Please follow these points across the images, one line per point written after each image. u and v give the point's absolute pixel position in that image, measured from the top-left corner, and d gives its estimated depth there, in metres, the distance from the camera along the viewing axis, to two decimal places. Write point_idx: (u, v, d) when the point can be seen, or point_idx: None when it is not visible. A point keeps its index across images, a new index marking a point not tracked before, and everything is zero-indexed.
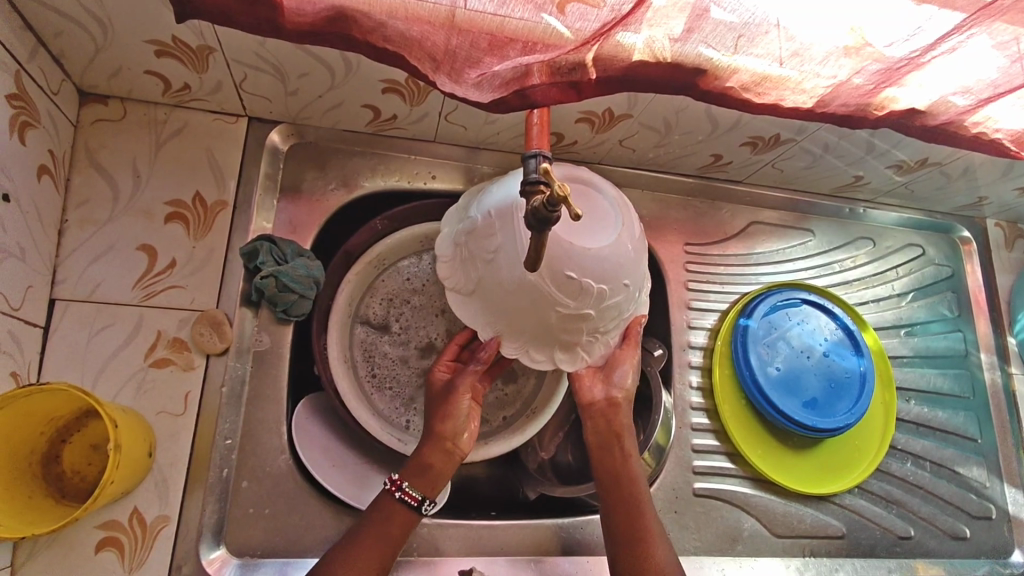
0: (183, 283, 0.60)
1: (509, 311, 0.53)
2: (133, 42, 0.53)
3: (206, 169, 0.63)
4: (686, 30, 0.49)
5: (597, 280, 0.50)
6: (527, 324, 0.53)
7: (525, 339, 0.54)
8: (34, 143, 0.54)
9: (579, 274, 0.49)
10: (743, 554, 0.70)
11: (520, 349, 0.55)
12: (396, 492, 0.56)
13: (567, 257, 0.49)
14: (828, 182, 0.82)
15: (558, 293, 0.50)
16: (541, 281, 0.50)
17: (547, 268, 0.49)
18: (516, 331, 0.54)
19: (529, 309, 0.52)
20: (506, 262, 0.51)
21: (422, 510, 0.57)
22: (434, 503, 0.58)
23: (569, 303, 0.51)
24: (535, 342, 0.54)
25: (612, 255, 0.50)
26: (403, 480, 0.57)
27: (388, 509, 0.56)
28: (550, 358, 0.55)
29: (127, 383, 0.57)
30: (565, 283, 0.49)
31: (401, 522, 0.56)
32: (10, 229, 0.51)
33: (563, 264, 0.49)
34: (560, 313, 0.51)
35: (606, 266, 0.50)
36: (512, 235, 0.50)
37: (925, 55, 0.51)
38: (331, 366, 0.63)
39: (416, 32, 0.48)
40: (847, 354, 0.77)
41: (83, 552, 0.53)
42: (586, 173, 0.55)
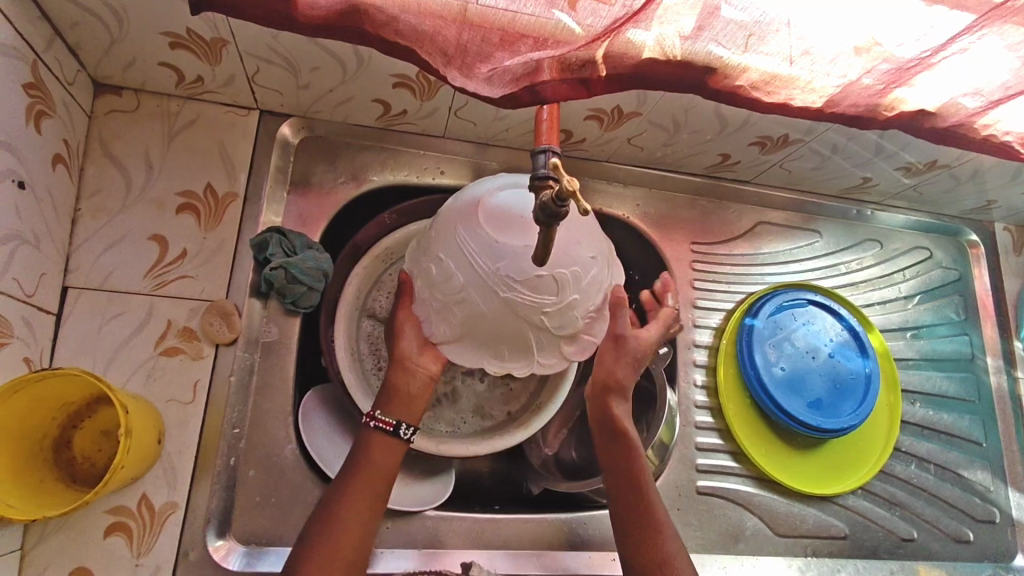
0: (194, 274, 0.61)
1: (501, 337, 0.53)
2: (148, 34, 0.54)
3: (217, 161, 0.64)
4: (696, 28, 0.49)
5: (569, 266, 0.51)
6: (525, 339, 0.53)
7: (528, 352, 0.55)
8: (50, 132, 0.54)
9: (549, 270, 0.50)
10: (745, 552, 0.70)
11: (527, 363, 0.56)
12: (371, 420, 0.56)
13: (523, 262, 0.50)
14: (836, 183, 0.82)
15: (536, 297, 0.51)
16: (517, 295, 0.50)
17: (518, 282, 0.50)
18: (516, 347, 0.54)
19: (520, 324, 0.52)
20: (480, 298, 0.51)
21: (402, 434, 0.56)
22: (413, 428, 0.57)
23: (549, 300, 0.51)
24: (539, 349, 0.55)
25: (563, 239, 0.51)
26: (375, 408, 0.57)
27: (372, 448, 0.55)
28: (558, 356, 0.56)
29: (138, 371, 0.57)
30: (538, 284, 0.50)
31: (385, 449, 0.55)
32: (25, 216, 0.51)
33: (525, 269, 0.50)
34: (550, 313, 0.52)
35: (563, 252, 0.51)
36: (471, 272, 0.51)
37: (935, 55, 0.51)
38: (337, 357, 0.64)
39: (428, 26, 0.48)
40: (852, 355, 0.77)
41: (92, 536, 0.53)
42: (506, 177, 0.56)
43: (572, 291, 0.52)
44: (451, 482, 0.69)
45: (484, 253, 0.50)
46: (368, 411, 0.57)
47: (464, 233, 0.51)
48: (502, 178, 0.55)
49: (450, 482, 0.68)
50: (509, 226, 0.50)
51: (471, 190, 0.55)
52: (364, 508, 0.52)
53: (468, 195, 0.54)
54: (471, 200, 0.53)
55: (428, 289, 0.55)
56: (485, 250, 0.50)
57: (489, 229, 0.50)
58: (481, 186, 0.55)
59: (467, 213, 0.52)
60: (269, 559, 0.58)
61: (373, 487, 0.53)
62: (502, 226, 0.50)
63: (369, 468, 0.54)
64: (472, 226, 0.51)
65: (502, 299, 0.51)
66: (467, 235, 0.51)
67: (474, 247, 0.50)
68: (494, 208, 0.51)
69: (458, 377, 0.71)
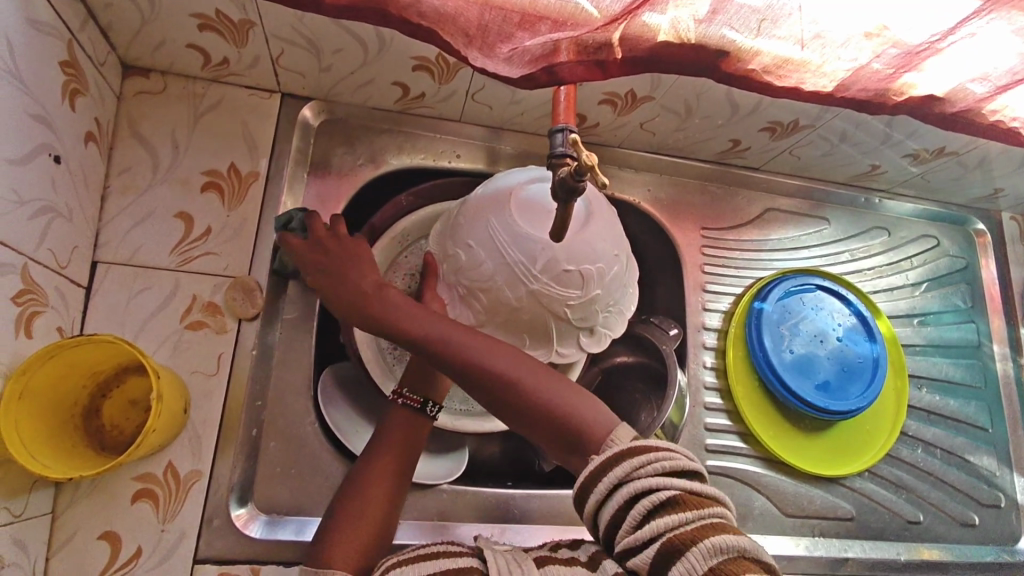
0: (218, 250, 0.63)
1: (524, 325, 0.54)
2: (177, 16, 0.56)
3: (241, 142, 0.66)
4: (711, 11, 0.50)
5: (595, 263, 0.53)
6: (547, 328, 0.55)
7: (549, 341, 0.56)
8: (83, 110, 0.56)
9: (577, 265, 0.52)
10: (753, 531, 0.71)
11: (547, 350, 0.56)
12: (398, 398, 0.59)
13: (553, 255, 0.51)
14: (845, 170, 0.83)
15: (562, 289, 0.52)
16: (544, 287, 0.52)
17: (548, 275, 0.52)
18: (537, 334, 0.55)
19: (543, 314, 0.54)
20: (507, 286, 0.52)
21: (428, 412, 0.59)
22: (438, 406, 0.60)
23: (573, 293, 0.53)
24: (558, 338, 0.56)
25: (593, 236, 0.53)
26: (402, 387, 0.60)
27: (397, 423, 0.57)
28: (576, 346, 0.57)
29: (164, 343, 0.59)
30: (565, 278, 0.52)
31: (410, 425, 0.57)
32: (60, 189, 0.53)
33: (554, 261, 0.51)
34: (574, 306, 0.54)
35: (592, 248, 0.53)
36: (501, 261, 0.52)
37: (945, 39, 0.52)
38: (354, 333, 0.65)
39: (450, 7, 0.49)
40: (860, 340, 0.79)
41: (119, 501, 0.55)
42: (535, 168, 0.57)
43: (598, 287, 0.53)
44: (465, 459, 0.70)
45: (515, 244, 0.52)
46: (394, 390, 0.60)
47: (495, 222, 0.53)
48: (531, 169, 0.57)
49: (464, 459, 0.70)
50: (540, 220, 0.52)
51: (500, 180, 0.56)
52: (390, 477, 0.53)
53: (498, 184, 0.55)
54: (501, 190, 0.54)
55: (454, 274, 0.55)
56: (517, 241, 0.52)
57: (520, 222, 0.52)
58: (511, 176, 0.56)
59: (498, 202, 0.53)
60: (289, 526, 0.60)
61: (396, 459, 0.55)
62: (533, 220, 0.52)
63: (389, 442, 0.56)
64: (504, 216, 0.52)
65: (529, 290, 0.52)
66: (498, 225, 0.52)
67: (505, 238, 0.52)
68: (526, 200, 0.53)
69: None
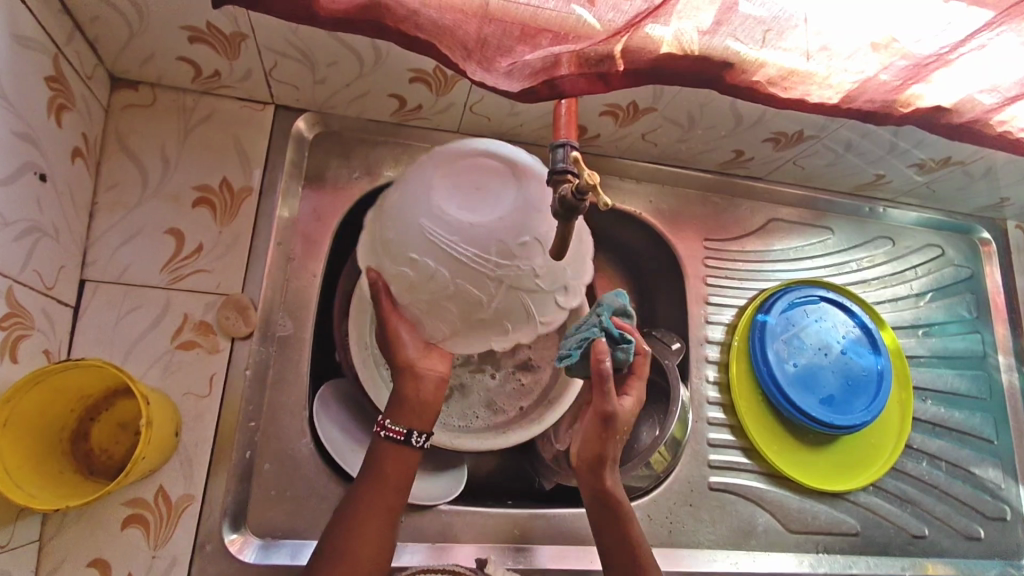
0: (210, 267, 0.61)
1: (503, 314, 0.51)
2: (167, 29, 0.54)
3: (233, 156, 0.64)
4: (715, 23, 0.49)
5: (546, 221, 0.49)
6: (524, 307, 0.51)
7: (529, 318, 0.52)
8: (69, 126, 0.55)
9: (530, 233, 0.48)
10: (756, 548, 0.70)
11: (528, 326, 0.53)
12: (382, 430, 0.53)
13: (501, 232, 0.47)
14: (849, 180, 0.82)
15: (525, 263, 0.49)
16: (506, 268, 0.48)
17: (505, 256, 0.48)
18: (517, 315, 0.51)
19: (517, 295, 0.50)
20: (473, 284, 0.48)
21: (413, 442, 0.54)
22: (424, 433, 0.54)
23: (536, 261, 0.49)
24: (538, 311, 0.52)
25: (533, 194, 0.49)
26: (385, 417, 0.54)
27: (382, 459, 0.53)
28: (556, 310, 0.54)
29: (155, 364, 0.58)
30: (523, 249, 0.48)
31: (397, 460, 0.53)
32: (46, 208, 0.52)
33: (505, 238, 0.47)
34: (542, 272, 0.50)
35: (538, 207, 0.49)
36: (456, 262, 0.47)
37: (954, 51, 0.51)
38: (351, 350, 0.64)
39: (448, 20, 0.48)
40: (864, 352, 0.77)
41: (109, 528, 0.54)
42: (443, 149, 0.51)
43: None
44: (463, 478, 0.69)
45: (462, 240, 0.47)
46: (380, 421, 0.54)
47: (429, 224, 0.47)
48: (439, 153, 0.51)
49: (461, 478, 0.68)
50: (476, 204, 0.47)
51: (414, 176, 0.50)
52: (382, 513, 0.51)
53: (414, 182, 0.50)
54: (421, 187, 0.48)
55: (408, 292, 0.51)
56: (462, 235, 0.47)
57: (457, 214, 0.47)
58: (424, 167, 0.50)
59: (422, 201, 0.48)
60: (284, 550, 0.59)
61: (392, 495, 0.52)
62: (469, 207, 0.47)
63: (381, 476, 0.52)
64: (438, 215, 0.47)
65: (494, 278, 0.48)
66: (435, 225, 0.47)
67: (448, 237, 0.47)
68: (452, 188, 0.48)
69: (464, 372, 0.72)
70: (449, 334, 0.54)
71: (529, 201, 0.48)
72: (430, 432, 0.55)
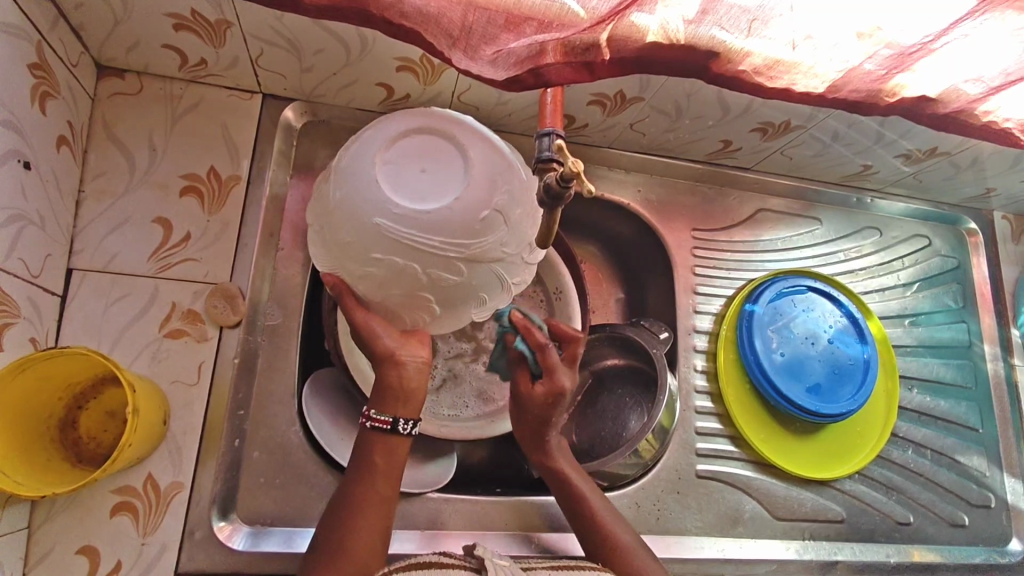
0: (197, 257, 0.61)
1: (476, 289, 0.49)
2: (152, 16, 0.54)
3: (221, 145, 0.64)
4: (700, 12, 0.49)
5: (502, 189, 0.47)
6: (495, 277, 0.50)
7: (500, 283, 0.51)
8: (54, 114, 0.54)
9: (489, 207, 0.46)
10: (744, 535, 0.71)
11: (503, 292, 0.52)
12: (366, 421, 0.53)
13: (456, 215, 0.45)
14: (836, 170, 0.82)
15: (488, 239, 0.47)
16: (472, 248, 0.46)
17: (469, 236, 0.46)
18: (490, 285, 0.50)
19: (488, 269, 0.49)
20: (444, 271, 0.47)
21: (400, 430, 0.52)
22: (411, 420, 0.53)
23: (500, 231, 0.48)
24: (508, 274, 0.51)
25: (481, 167, 0.47)
26: (370, 407, 0.53)
27: (373, 447, 0.53)
28: (523, 271, 0.53)
29: (143, 352, 0.58)
30: (485, 223, 0.46)
31: (393, 452, 0.53)
32: (31, 196, 0.51)
33: (465, 219, 0.45)
34: (509, 243, 0.49)
35: (489, 178, 0.47)
36: (422, 254, 0.46)
37: (937, 40, 0.51)
38: (340, 339, 0.64)
39: (433, 7, 0.47)
40: (851, 341, 0.78)
41: (97, 515, 0.54)
42: (374, 130, 0.48)
43: (517, 207, 0.48)
44: (453, 464, 0.70)
45: (421, 231, 0.45)
46: (363, 411, 0.53)
47: (384, 221, 0.45)
48: (369, 136, 0.47)
49: (452, 464, 0.69)
50: (426, 190, 0.45)
51: (350, 168, 0.46)
52: (378, 501, 0.51)
53: (353, 176, 0.46)
54: (363, 180, 0.45)
55: (384, 290, 0.49)
56: (422, 227, 0.45)
57: (410, 205, 0.45)
58: (358, 154, 0.47)
59: (368, 198, 0.45)
60: (273, 538, 0.59)
61: (387, 491, 0.52)
62: (420, 195, 0.45)
63: (370, 468, 0.52)
64: (391, 210, 0.44)
65: (462, 260, 0.47)
66: (391, 221, 0.44)
67: (410, 233, 0.45)
68: (396, 177, 0.45)
69: (456, 363, 0.72)
70: (430, 321, 0.52)
71: (479, 174, 0.47)
72: (417, 419, 0.53)
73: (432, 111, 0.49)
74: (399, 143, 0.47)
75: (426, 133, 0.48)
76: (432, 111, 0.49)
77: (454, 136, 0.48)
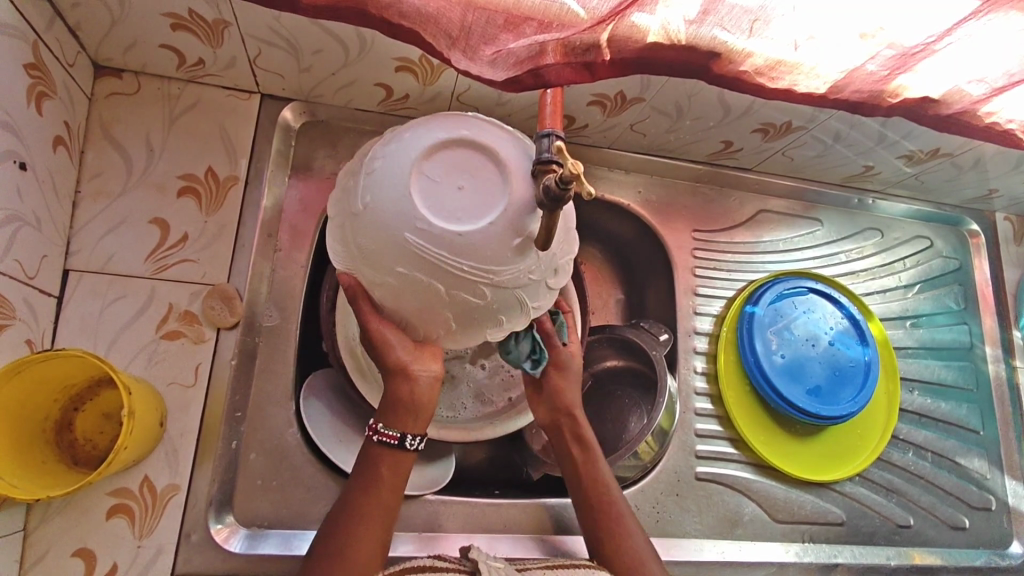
0: (195, 258, 0.61)
1: (497, 310, 0.48)
2: (149, 16, 0.53)
3: (218, 145, 0.64)
4: (701, 12, 0.48)
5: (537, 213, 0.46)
6: (519, 302, 0.48)
7: (523, 307, 0.49)
8: (50, 114, 0.54)
9: (522, 234, 0.45)
10: (743, 537, 0.71)
11: (525, 316, 0.51)
12: (373, 435, 0.53)
13: (491, 240, 0.44)
14: (838, 171, 0.82)
15: (518, 265, 0.46)
16: (500, 272, 0.46)
17: (500, 261, 0.45)
18: (511, 308, 0.49)
19: (512, 293, 0.48)
20: (469, 293, 0.46)
21: (407, 445, 0.53)
22: (418, 437, 0.54)
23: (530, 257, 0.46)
24: (531, 298, 0.49)
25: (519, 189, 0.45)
26: (377, 420, 0.54)
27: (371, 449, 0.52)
28: (547, 295, 0.51)
29: (140, 353, 0.57)
30: (518, 249, 0.45)
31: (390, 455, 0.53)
32: (27, 197, 0.51)
33: (498, 244, 0.45)
34: (537, 268, 0.48)
35: (526, 203, 0.45)
36: (448, 275, 0.45)
37: (940, 40, 0.50)
38: (338, 341, 0.64)
39: (432, 7, 0.47)
40: (853, 344, 0.78)
41: (93, 516, 0.54)
42: (411, 137, 0.47)
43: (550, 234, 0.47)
44: (451, 468, 0.69)
45: (452, 252, 0.44)
46: (370, 424, 0.54)
47: (414, 236, 0.44)
48: (406, 144, 0.47)
49: (449, 469, 0.69)
50: (462, 210, 0.45)
51: (383, 176, 0.46)
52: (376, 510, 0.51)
53: (386, 185, 0.46)
54: (397, 191, 0.45)
55: (381, 292, 0.49)
56: (454, 249, 0.44)
57: (443, 224, 0.44)
58: (393, 161, 0.46)
59: (399, 211, 0.45)
60: (269, 540, 0.59)
61: (387, 500, 0.52)
62: (456, 215, 0.44)
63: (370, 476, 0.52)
64: (421, 227, 0.44)
65: (490, 285, 0.46)
66: (422, 238, 0.44)
67: (440, 252, 0.44)
68: (434, 194, 0.45)
69: (455, 364, 0.70)
70: (443, 335, 0.51)
71: (517, 197, 0.45)
72: (424, 434, 0.55)
73: (473, 124, 0.48)
74: (437, 156, 0.46)
75: (466, 147, 0.46)
76: (474, 124, 0.48)
77: (493, 153, 0.46)
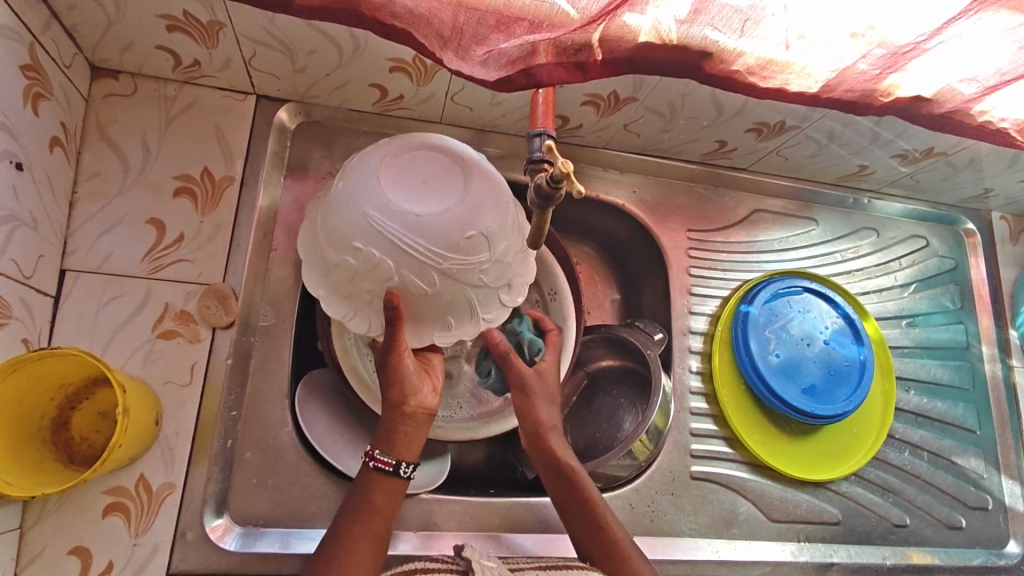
0: (191, 257, 0.61)
1: (446, 308, 0.51)
2: (144, 17, 0.54)
3: (215, 145, 0.64)
4: (692, 12, 0.48)
5: (491, 218, 0.50)
6: (468, 302, 0.52)
7: (471, 311, 0.53)
8: (47, 115, 0.54)
9: (475, 230, 0.49)
10: (737, 536, 0.71)
11: (473, 321, 0.53)
12: (370, 460, 0.54)
13: (446, 228, 0.48)
14: (833, 170, 0.82)
15: (469, 259, 0.49)
16: (450, 262, 0.49)
17: (450, 250, 0.48)
18: (460, 307, 0.52)
19: (461, 291, 0.51)
20: (417, 277, 0.49)
21: (402, 472, 0.54)
22: (412, 464, 0.55)
23: (480, 258, 0.50)
24: (481, 305, 0.53)
25: (477, 192, 0.49)
26: (375, 447, 0.55)
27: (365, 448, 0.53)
28: (499, 308, 0.55)
29: (136, 352, 0.58)
30: (469, 245, 0.49)
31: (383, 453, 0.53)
32: (23, 197, 0.52)
33: (451, 235, 0.48)
34: (488, 270, 0.51)
35: (483, 206, 0.49)
36: (404, 253, 0.48)
37: (931, 39, 0.51)
38: (333, 340, 0.64)
39: (424, 8, 0.47)
40: (848, 342, 0.78)
41: (90, 514, 0.54)
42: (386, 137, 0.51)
43: (502, 240, 0.51)
44: (445, 469, 0.69)
45: (409, 232, 0.47)
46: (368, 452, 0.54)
47: (375, 213, 0.47)
48: (382, 142, 0.51)
49: (444, 470, 0.68)
50: (422, 196, 0.48)
51: (358, 165, 0.49)
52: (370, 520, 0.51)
53: (358, 171, 0.49)
54: (366, 175, 0.48)
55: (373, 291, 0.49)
56: (410, 228, 0.47)
57: (403, 205, 0.47)
58: (368, 154, 0.50)
59: (366, 190, 0.47)
60: (265, 539, 0.59)
61: (382, 529, 0.52)
62: (417, 200, 0.47)
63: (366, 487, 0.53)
64: (383, 205, 0.47)
65: (440, 272, 0.49)
66: (383, 215, 0.47)
67: (397, 231, 0.47)
68: (398, 181, 0.48)
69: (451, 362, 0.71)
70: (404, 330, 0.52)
71: (474, 197, 0.49)
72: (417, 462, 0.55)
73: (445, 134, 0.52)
74: (407, 152, 0.50)
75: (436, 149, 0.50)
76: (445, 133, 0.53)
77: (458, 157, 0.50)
